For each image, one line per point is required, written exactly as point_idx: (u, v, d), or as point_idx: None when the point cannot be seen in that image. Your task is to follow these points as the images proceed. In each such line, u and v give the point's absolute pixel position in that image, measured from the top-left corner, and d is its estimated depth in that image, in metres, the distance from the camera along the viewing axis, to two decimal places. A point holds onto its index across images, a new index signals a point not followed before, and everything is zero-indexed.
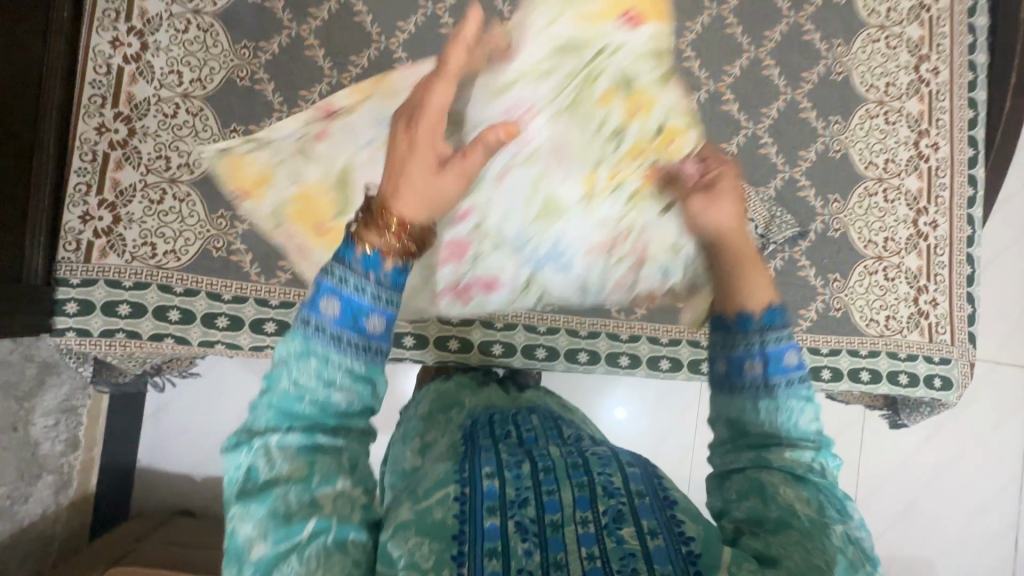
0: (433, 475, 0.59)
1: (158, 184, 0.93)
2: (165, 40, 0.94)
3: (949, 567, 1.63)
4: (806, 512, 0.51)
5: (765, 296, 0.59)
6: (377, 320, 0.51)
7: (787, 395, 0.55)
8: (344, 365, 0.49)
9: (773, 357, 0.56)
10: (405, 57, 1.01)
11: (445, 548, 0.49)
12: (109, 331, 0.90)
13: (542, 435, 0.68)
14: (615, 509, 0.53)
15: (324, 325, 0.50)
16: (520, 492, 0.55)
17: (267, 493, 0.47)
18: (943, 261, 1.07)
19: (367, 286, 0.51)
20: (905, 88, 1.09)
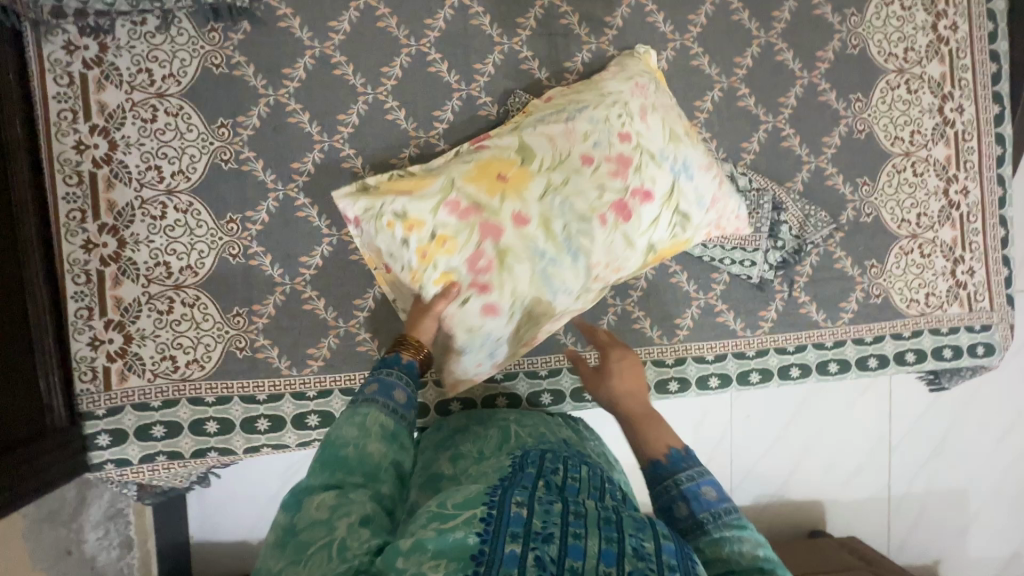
0: (458, 493, 0.54)
1: (163, 294, 0.86)
2: (133, 133, 0.85)
3: (981, 490, 1.71)
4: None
5: (672, 439, 0.66)
6: (400, 391, 0.67)
7: (721, 528, 0.59)
8: (376, 420, 0.62)
9: (696, 495, 0.61)
10: (396, 105, 0.92)
11: (457, 571, 0.43)
12: (149, 456, 0.86)
13: (586, 488, 0.59)
14: (642, 573, 0.45)
15: (374, 394, 0.65)
16: (547, 526, 0.48)
17: (295, 533, 0.53)
18: (976, 228, 1.05)
19: (399, 371, 0.69)
20: (924, 50, 1.03)
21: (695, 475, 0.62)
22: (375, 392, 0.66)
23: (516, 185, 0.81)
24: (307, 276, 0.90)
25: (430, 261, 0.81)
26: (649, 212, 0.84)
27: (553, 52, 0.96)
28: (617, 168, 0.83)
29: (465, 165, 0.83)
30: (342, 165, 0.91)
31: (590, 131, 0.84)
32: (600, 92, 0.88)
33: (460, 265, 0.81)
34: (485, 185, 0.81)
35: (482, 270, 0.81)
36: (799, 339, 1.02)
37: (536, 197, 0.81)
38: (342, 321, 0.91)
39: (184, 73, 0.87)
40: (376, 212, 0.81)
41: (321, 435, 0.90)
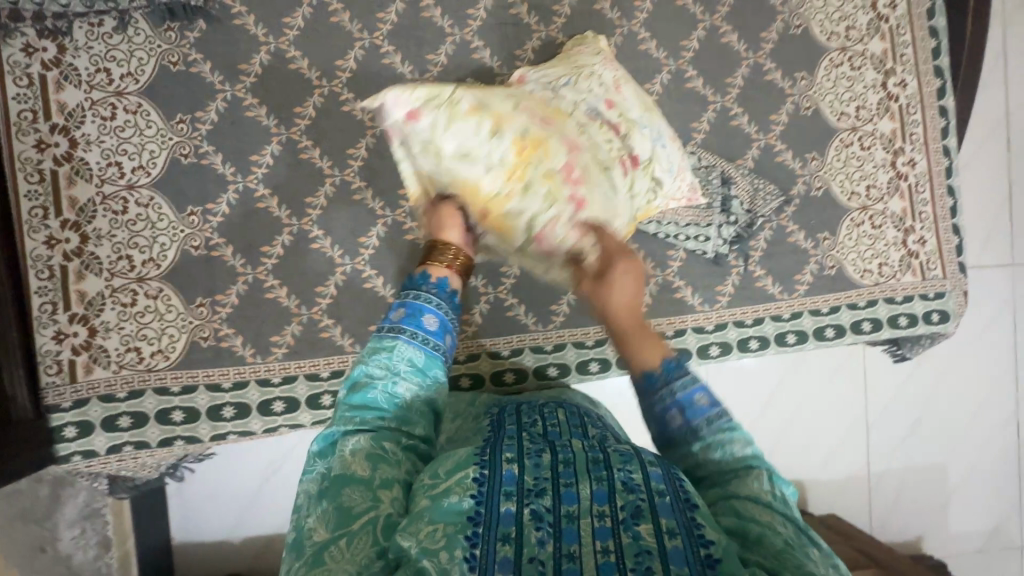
0: (450, 457, 0.58)
1: (126, 286, 0.88)
2: (94, 131, 0.87)
3: (959, 464, 1.73)
4: (785, 531, 0.51)
5: (659, 353, 0.64)
6: (431, 318, 0.70)
7: (714, 434, 0.59)
8: (407, 358, 0.66)
9: (686, 404, 0.60)
10: (352, 97, 0.95)
11: (459, 530, 0.49)
12: (116, 447, 0.87)
13: (566, 432, 0.67)
14: (633, 505, 0.51)
15: (400, 326, 0.69)
16: (539, 482, 0.53)
17: (334, 491, 0.55)
18: (924, 199, 1.08)
19: (432, 297, 0.72)
20: (865, 29, 1.06)
21: (687, 385, 0.61)
22: (401, 323, 0.69)
23: (558, 117, 0.79)
24: (269, 265, 0.92)
25: (525, 160, 0.73)
26: (636, 175, 0.86)
27: (504, 41, 0.99)
28: (611, 131, 0.85)
29: (480, 98, 0.76)
30: (301, 156, 0.93)
31: (583, 90, 0.86)
32: (576, 65, 0.90)
33: (557, 168, 0.75)
34: (541, 107, 0.79)
35: (575, 183, 0.75)
36: (757, 312, 1.04)
37: (559, 142, 0.76)
38: (305, 308, 0.93)
39: (142, 71, 0.89)
40: (441, 101, 0.75)
41: (286, 421, 0.92)
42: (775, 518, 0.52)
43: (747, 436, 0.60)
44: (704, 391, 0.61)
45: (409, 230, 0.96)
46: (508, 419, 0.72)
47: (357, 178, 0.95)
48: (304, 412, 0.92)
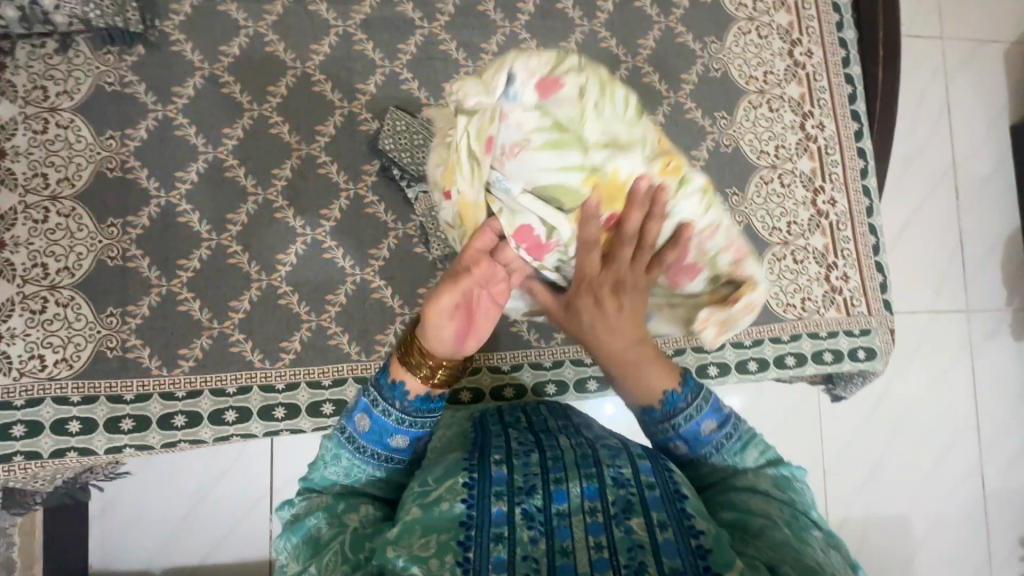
0: (438, 466, 0.64)
1: (37, 294, 0.89)
2: (24, 143, 0.91)
3: (924, 517, 1.66)
4: (780, 515, 0.59)
5: (664, 384, 0.66)
6: (399, 439, 0.66)
7: (723, 456, 0.66)
8: (366, 470, 0.65)
9: (690, 436, 0.66)
10: (281, 120, 0.99)
11: (452, 536, 0.54)
12: (5, 456, 0.85)
13: (554, 426, 0.73)
14: (623, 499, 0.57)
15: (357, 437, 0.65)
16: (529, 480, 0.60)
17: (303, 524, 0.61)
18: (846, 236, 1.09)
19: (382, 402, 0.65)
20: (783, 74, 1.11)
21: (694, 413, 0.65)
22: (359, 435, 0.65)
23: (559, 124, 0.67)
24: (184, 278, 0.93)
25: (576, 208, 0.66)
26: None
27: (433, 74, 1.04)
28: None
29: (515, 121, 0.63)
30: (226, 174, 0.96)
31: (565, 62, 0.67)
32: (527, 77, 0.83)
33: None
34: None
35: None
36: (679, 342, 1.03)
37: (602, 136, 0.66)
38: (217, 322, 0.93)
39: (78, 90, 0.93)
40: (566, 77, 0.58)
41: (187, 436, 0.90)
42: (775, 506, 0.60)
43: (759, 447, 0.67)
44: (710, 419, 0.66)
45: (328, 248, 0.98)
46: (492, 418, 0.77)
47: (279, 198, 0.97)
48: (205, 427, 0.91)
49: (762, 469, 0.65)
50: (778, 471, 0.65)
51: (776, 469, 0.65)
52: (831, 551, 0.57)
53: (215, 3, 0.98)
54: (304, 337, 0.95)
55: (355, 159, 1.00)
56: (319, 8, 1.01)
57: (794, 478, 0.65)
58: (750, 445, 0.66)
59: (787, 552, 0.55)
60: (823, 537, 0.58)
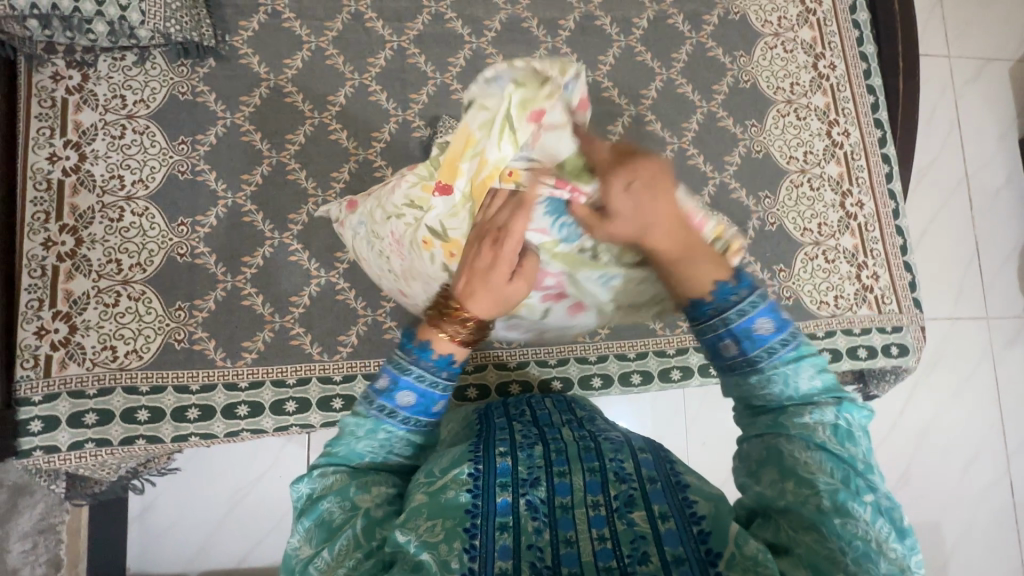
0: (446, 455, 0.57)
1: (111, 288, 0.94)
2: (102, 148, 0.97)
3: (954, 525, 1.65)
4: (824, 480, 0.51)
5: (714, 275, 0.61)
6: (442, 405, 0.61)
7: (774, 365, 0.57)
8: (406, 439, 0.60)
9: (741, 332, 0.58)
10: (340, 127, 1.05)
11: (458, 523, 0.48)
12: (78, 443, 0.88)
13: (558, 418, 0.66)
14: (626, 493, 0.50)
15: (398, 412, 0.59)
16: (532, 471, 0.53)
17: (316, 507, 0.55)
18: (875, 237, 1.14)
19: (426, 375, 0.60)
20: (808, 85, 1.18)
21: (749, 309, 0.58)
22: (402, 410, 0.59)
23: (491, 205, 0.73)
24: (248, 274, 0.98)
25: None
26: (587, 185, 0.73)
27: None
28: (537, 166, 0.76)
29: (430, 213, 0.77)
30: (288, 177, 1.02)
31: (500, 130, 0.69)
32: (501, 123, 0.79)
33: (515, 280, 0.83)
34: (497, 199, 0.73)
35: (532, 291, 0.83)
36: None
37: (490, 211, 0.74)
38: (278, 316, 0.97)
39: (153, 99, 1.00)
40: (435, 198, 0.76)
41: (249, 425, 0.93)
42: (821, 464, 0.52)
43: (816, 363, 0.57)
44: (768, 316, 0.58)
45: None
46: (497, 413, 0.70)
47: (337, 199, 1.03)
48: (266, 417, 0.94)
49: (810, 405, 0.56)
50: (836, 409, 0.55)
51: (834, 407, 0.55)
52: (878, 521, 0.49)
53: (280, 20, 1.06)
54: (360, 331, 0.99)
55: (408, 164, 1.06)
56: (376, 25, 1.08)
57: (851, 424, 0.55)
58: (808, 359, 0.57)
59: (809, 533, 0.50)
60: (872, 503, 0.50)
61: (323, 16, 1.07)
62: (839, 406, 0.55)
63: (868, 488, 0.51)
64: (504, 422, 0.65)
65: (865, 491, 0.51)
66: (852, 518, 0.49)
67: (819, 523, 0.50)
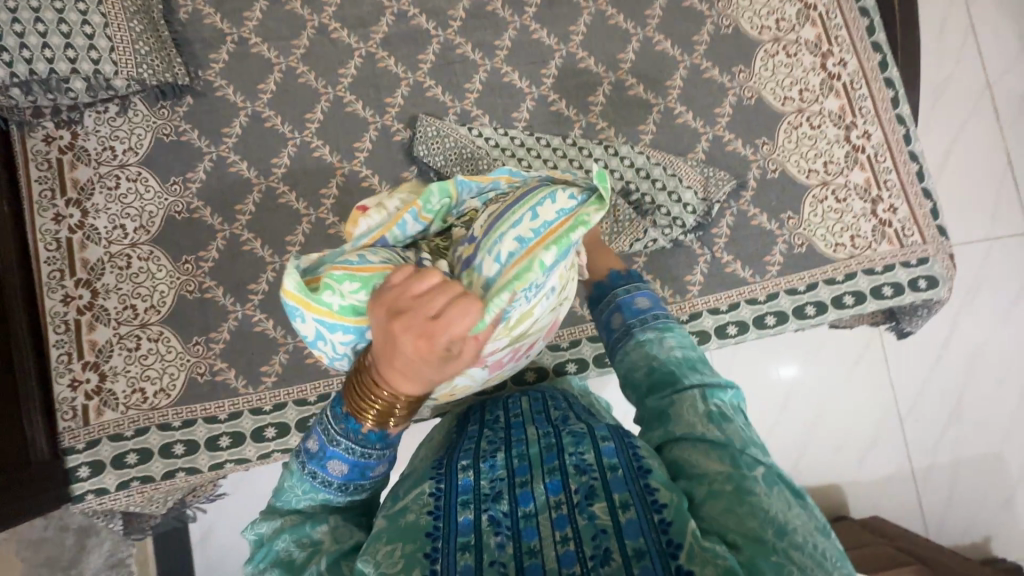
0: (409, 477, 0.56)
1: (131, 333, 0.98)
2: (102, 201, 1.01)
3: (1017, 455, 1.56)
4: (719, 467, 0.49)
5: (615, 262, 0.77)
6: (378, 471, 0.58)
7: (646, 328, 0.65)
8: (349, 494, 0.58)
9: (626, 303, 0.69)
10: (322, 143, 1.05)
11: (417, 549, 0.46)
12: (124, 482, 0.93)
13: (529, 413, 0.63)
14: (587, 486, 0.48)
15: (325, 475, 0.57)
16: (494, 485, 0.51)
17: (270, 547, 0.55)
18: (887, 167, 1.08)
19: (356, 447, 0.56)
20: (795, 18, 1.12)
21: (631, 290, 0.70)
22: (329, 474, 0.56)
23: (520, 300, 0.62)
24: (256, 301, 1.00)
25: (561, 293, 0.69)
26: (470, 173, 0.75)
27: (454, 78, 1.09)
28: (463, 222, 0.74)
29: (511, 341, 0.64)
30: (280, 201, 1.03)
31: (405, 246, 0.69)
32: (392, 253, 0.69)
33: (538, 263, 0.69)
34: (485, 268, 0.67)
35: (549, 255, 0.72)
36: (731, 298, 1.04)
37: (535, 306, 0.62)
38: (291, 337, 1.00)
39: (141, 145, 1.03)
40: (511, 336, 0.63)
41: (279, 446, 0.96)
42: (712, 453, 0.51)
43: (680, 340, 0.63)
44: (646, 296, 0.69)
45: None
46: (471, 417, 0.68)
47: (330, 216, 1.04)
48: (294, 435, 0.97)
49: (686, 395, 0.56)
50: (704, 396, 0.56)
51: (702, 393, 0.56)
52: (775, 491, 0.47)
53: (248, 47, 1.06)
54: None
55: (394, 169, 1.06)
56: (342, 35, 1.08)
57: (724, 407, 0.55)
58: (671, 330, 0.64)
59: (730, 514, 0.46)
60: (765, 476, 0.48)
61: (289, 36, 1.07)
62: (708, 393, 0.56)
63: (756, 462, 0.49)
64: (473, 428, 0.63)
65: (760, 471, 0.49)
66: (759, 494, 0.47)
67: (739, 501, 0.47)
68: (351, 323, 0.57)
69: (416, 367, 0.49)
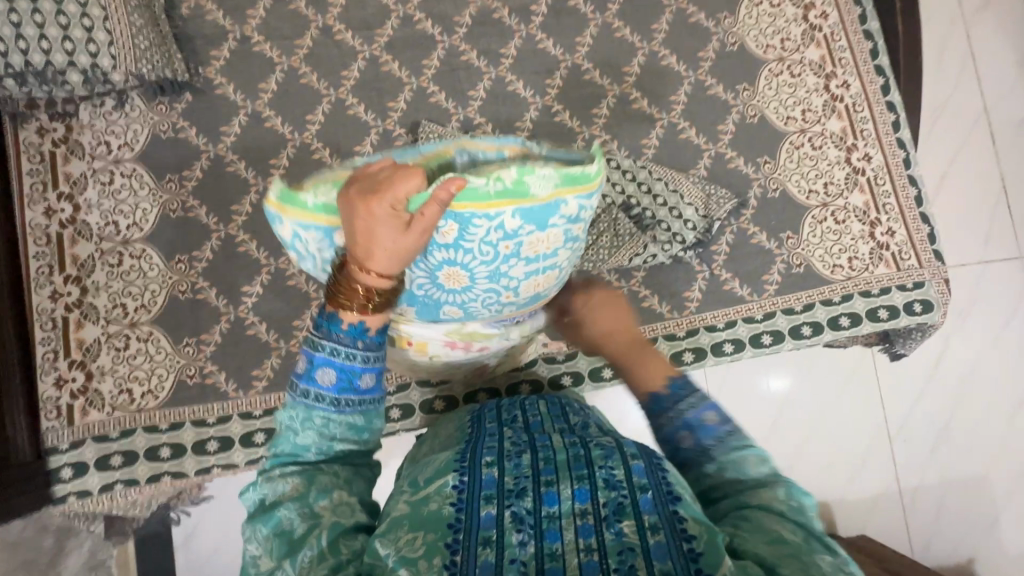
0: (431, 464, 0.55)
1: (120, 332, 0.96)
2: (94, 196, 0.99)
3: (1003, 478, 1.58)
4: (789, 535, 0.47)
5: (659, 374, 0.67)
6: (369, 378, 0.56)
7: (725, 451, 0.57)
8: (345, 422, 0.55)
9: (695, 423, 0.59)
10: (322, 146, 1.04)
11: (439, 538, 0.46)
12: (108, 485, 0.91)
13: (548, 419, 0.64)
14: (615, 502, 0.48)
15: (321, 393, 0.55)
16: (519, 481, 0.50)
17: (271, 514, 0.50)
18: (886, 190, 1.08)
19: (343, 350, 0.55)
20: (800, 38, 1.12)
21: (694, 403, 0.61)
22: (324, 390, 0.55)
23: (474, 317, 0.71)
24: (249, 303, 0.99)
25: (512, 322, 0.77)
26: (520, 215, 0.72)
27: (458, 85, 1.08)
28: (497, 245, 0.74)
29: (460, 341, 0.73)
30: None
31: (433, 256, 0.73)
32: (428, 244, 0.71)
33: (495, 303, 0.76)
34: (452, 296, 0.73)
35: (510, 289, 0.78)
36: (728, 316, 1.04)
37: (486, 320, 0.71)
38: (284, 341, 0.98)
39: (137, 141, 1.01)
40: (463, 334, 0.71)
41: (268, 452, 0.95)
42: (785, 522, 0.49)
43: (763, 455, 0.56)
44: (713, 410, 0.60)
45: None
46: (488, 414, 0.67)
47: None
48: None
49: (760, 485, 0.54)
50: (788, 490, 0.52)
51: (785, 489, 0.52)
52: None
53: (250, 45, 1.05)
54: None
55: None
56: (346, 37, 1.07)
57: (807, 505, 0.52)
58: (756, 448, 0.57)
59: (793, 561, 0.45)
60: (837, 562, 0.45)
61: (292, 35, 1.06)
62: (790, 488, 0.53)
63: (827, 550, 0.47)
64: (493, 426, 0.62)
65: (829, 554, 0.46)
66: (824, 566, 0.44)
67: (799, 553, 0.46)
68: (324, 223, 0.55)
69: (384, 229, 0.51)
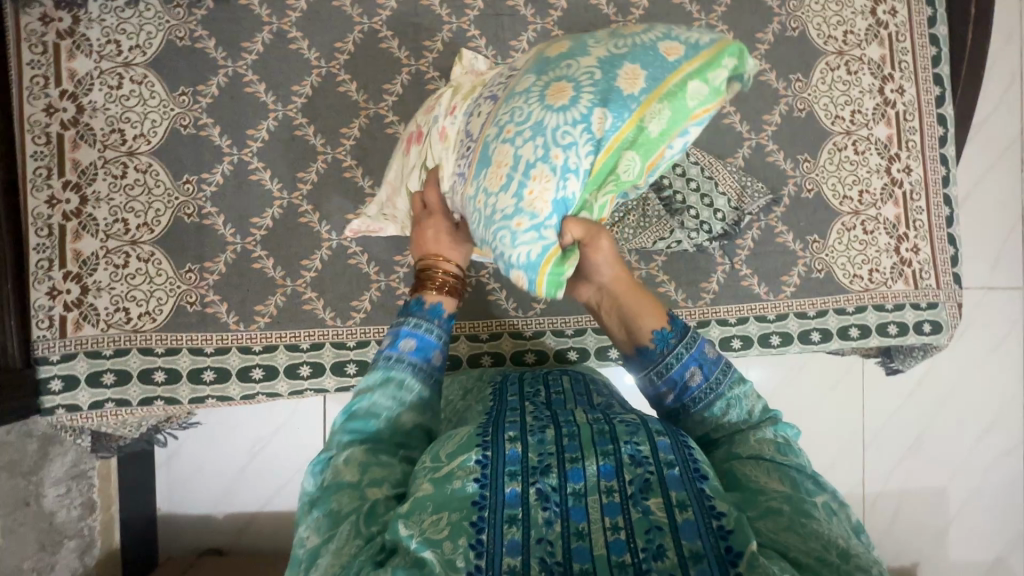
0: (452, 437, 0.54)
1: (119, 248, 0.92)
2: (100, 99, 0.92)
3: (961, 494, 1.65)
4: (780, 487, 0.52)
5: (653, 313, 0.64)
6: (438, 355, 0.64)
7: (728, 388, 0.61)
8: (413, 391, 0.61)
9: (699, 359, 0.62)
10: (349, 78, 0.98)
11: (463, 517, 0.46)
12: (99, 403, 0.90)
13: (572, 399, 0.62)
14: (641, 479, 0.47)
15: (403, 356, 0.62)
16: (543, 458, 0.49)
17: (325, 496, 0.53)
18: (920, 206, 1.06)
19: (429, 325, 0.65)
20: (864, 34, 1.06)
21: (684, 353, 0.62)
22: (405, 354, 0.62)
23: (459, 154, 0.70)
24: (258, 236, 0.95)
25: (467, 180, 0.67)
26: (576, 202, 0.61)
27: (500, 31, 1.01)
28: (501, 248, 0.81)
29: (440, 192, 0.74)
30: (295, 132, 0.96)
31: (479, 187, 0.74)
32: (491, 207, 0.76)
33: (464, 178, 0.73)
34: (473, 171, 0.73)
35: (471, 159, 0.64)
36: (741, 311, 1.03)
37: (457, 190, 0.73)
38: (290, 280, 0.95)
39: (150, 45, 0.93)
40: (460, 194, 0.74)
41: (264, 389, 0.94)
42: (785, 481, 0.53)
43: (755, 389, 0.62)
44: (707, 343, 0.63)
45: None
46: (509, 389, 0.65)
47: (347, 157, 0.97)
48: (281, 381, 0.94)
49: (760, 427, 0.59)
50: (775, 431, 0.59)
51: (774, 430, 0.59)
52: (833, 519, 0.50)
53: None
54: (373, 296, 0.97)
55: None
56: None
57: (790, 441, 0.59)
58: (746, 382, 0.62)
59: (788, 532, 0.48)
60: (824, 506, 0.51)
61: None
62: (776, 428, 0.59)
63: (816, 492, 0.53)
64: (515, 402, 0.60)
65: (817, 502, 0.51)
66: (817, 518, 0.49)
67: (796, 524, 0.48)
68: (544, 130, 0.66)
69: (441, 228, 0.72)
